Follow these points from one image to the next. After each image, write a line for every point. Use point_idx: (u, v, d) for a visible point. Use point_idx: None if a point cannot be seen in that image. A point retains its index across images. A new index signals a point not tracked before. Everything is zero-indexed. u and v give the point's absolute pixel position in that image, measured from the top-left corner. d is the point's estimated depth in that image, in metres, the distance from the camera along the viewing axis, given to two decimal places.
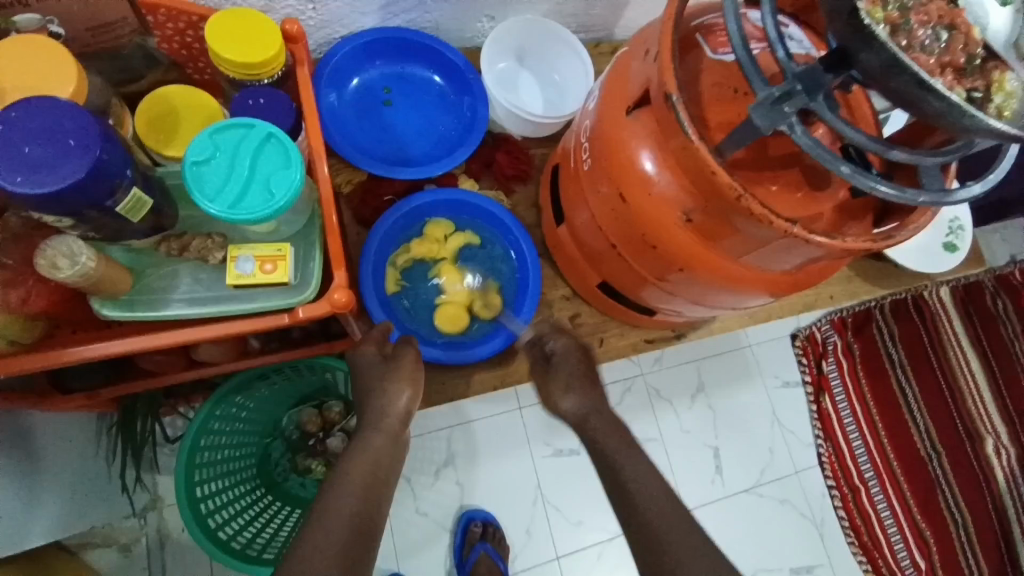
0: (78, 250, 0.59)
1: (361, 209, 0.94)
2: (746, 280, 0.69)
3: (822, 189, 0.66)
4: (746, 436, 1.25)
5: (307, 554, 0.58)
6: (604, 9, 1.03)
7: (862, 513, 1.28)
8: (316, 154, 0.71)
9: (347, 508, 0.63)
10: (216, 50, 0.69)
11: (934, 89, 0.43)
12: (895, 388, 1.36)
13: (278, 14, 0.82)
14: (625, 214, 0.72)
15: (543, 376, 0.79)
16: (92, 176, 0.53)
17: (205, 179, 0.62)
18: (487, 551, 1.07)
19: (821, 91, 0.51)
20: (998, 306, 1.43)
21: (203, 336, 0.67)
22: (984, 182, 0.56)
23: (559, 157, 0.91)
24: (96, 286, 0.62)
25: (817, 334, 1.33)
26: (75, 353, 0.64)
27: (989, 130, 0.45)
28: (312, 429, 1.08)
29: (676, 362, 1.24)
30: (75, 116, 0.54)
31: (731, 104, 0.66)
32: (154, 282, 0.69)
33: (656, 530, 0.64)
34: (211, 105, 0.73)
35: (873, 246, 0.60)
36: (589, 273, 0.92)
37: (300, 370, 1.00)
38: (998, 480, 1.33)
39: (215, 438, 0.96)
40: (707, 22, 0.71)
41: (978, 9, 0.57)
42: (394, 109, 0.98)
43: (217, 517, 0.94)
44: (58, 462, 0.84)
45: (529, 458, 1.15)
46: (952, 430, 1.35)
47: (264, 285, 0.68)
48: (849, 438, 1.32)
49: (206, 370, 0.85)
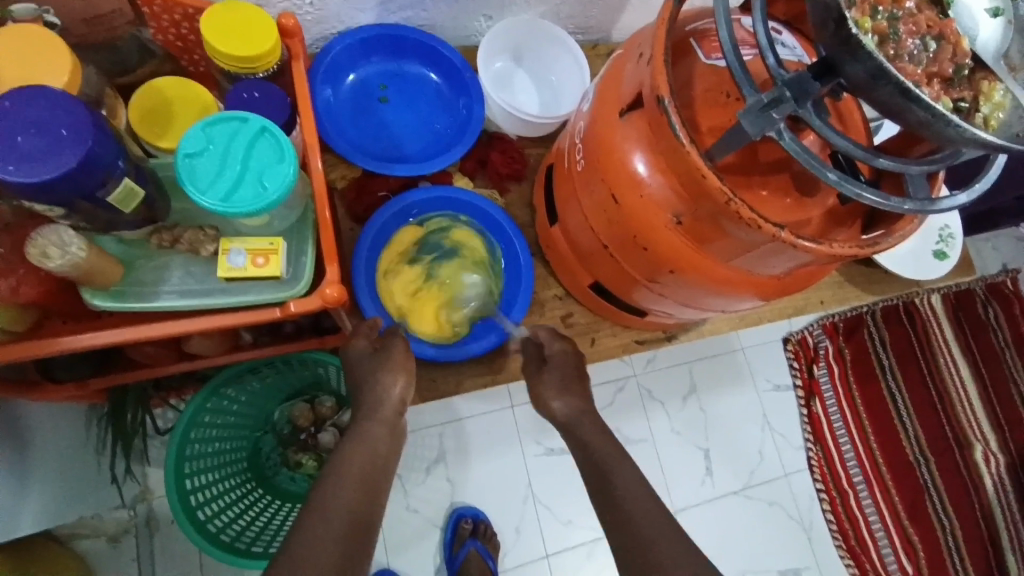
0: (69, 240, 0.59)
1: (355, 205, 0.95)
2: (735, 284, 0.70)
3: (810, 194, 0.67)
4: (736, 438, 1.26)
5: (306, 534, 0.59)
6: (601, 11, 1.04)
7: (850, 517, 1.29)
8: (310, 149, 0.71)
9: (343, 495, 0.64)
10: (211, 44, 0.69)
11: (919, 99, 0.44)
12: (884, 392, 1.37)
13: (275, 8, 0.82)
14: (617, 214, 0.72)
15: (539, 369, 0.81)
16: (84, 167, 0.54)
17: (197, 172, 0.62)
18: (477, 548, 1.07)
19: (809, 98, 0.51)
20: (988, 314, 1.44)
21: (192, 328, 0.67)
22: (971, 191, 0.56)
23: (553, 157, 0.92)
24: (86, 277, 0.62)
25: (809, 338, 1.34)
26: (67, 343, 0.64)
27: (973, 139, 0.45)
28: (303, 423, 1.07)
29: (668, 363, 1.25)
30: (69, 107, 0.54)
31: (723, 109, 0.66)
32: (145, 274, 0.69)
33: (650, 521, 0.64)
34: (204, 97, 0.73)
35: (860, 253, 0.61)
36: (581, 274, 0.92)
37: (292, 364, 1.01)
38: (986, 487, 1.35)
39: (206, 430, 0.96)
40: (700, 28, 0.71)
41: (968, 21, 0.58)
42: (390, 106, 0.98)
43: (207, 509, 0.95)
44: (48, 450, 0.84)
45: (521, 456, 1.16)
46: (940, 436, 1.37)
47: (255, 278, 0.68)
48: (838, 441, 1.33)
49: (196, 363, 0.85)
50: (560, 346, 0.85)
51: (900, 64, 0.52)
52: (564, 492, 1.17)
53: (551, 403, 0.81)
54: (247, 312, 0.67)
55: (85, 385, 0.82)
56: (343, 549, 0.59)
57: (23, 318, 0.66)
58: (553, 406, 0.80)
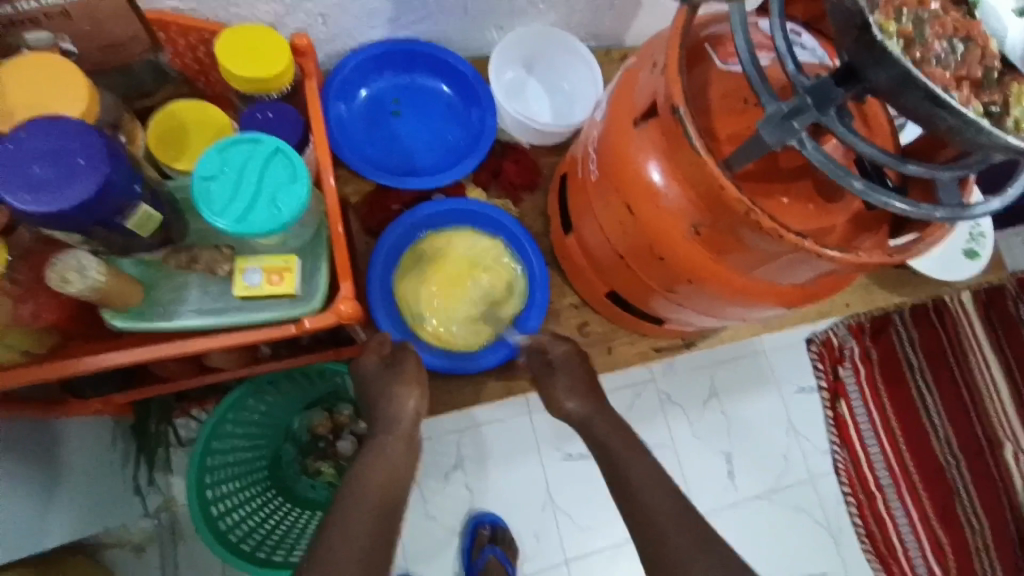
0: (87, 264, 0.60)
1: (368, 219, 0.95)
2: (757, 293, 0.68)
3: (835, 200, 0.65)
4: (759, 443, 1.23)
5: (325, 552, 0.59)
6: (613, 17, 1.02)
7: (878, 521, 1.25)
8: (323, 167, 0.72)
9: (363, 511, 0.64)
10: (226, 66, 0.70)
11: (949, 106, 0.42)
12: (913, 393, 1.33)
13: (287, 27, 0.83)
14: (633, 224, 0.71)
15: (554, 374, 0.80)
16: (99, 194, 0.54)
17: (211, 195, 0.63)
18: (496, 555, 1.07)
19: (832, 105, 0.49)
20: (1021, 311, 1.38)
21: (209, 346, 0.67)
22: (1004, 196, 0.53)
23: (567, 165, 0.91)
24: (106, 300, 0.63)
25: (833, 339, 1.30)
26: (88, 364, 0.65)
27: (1006, 145, 0.43)
28: (322, 431, 1.09)
29: (688, 367, 1.23)
30: (83, 136, 0.55)
31: (742, 117, 0.64)
32: (163, 294, 0.70)
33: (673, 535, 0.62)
34: (220, 119, 0.73)
35: (887, 260, 0.59)
36: (598, 283, 0.91)
37: (310, 375, 1.02)
38: (1020, 490, 1.29)
39: (227, 442, 0.98)
40: (715, 33, 0.70)
41: (996, 22, 0.55)
42: (402, 120, 0.98)
43: (228, 519, 0.96)
44: (79, 464, 0.86)
45: (539, 463, 1.15)
46: (971, 437, 1.32)
47: (272, 297, 0.69)
48: (865, 443, 1.29)
49: (216, 377, 0.86)
50: (563, 348, 0.86)
51: (927, 68, 0.50)
52: (584, 499, 1.16)
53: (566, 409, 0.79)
54: (264, 330, 0.68)
55: (111, 401, 0.83)
56: (364, 565, 0.58)
57: (44, 340, 0.67)
58: (567, 406, 0.82)
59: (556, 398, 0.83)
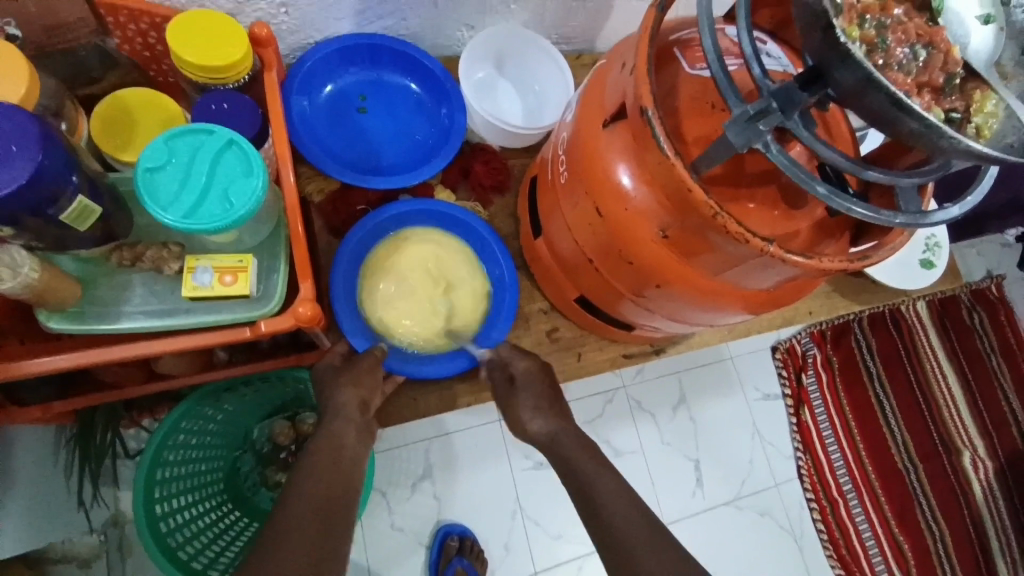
0: (20, 260, 0.56)
1: (332, 217, 0.92)
2: (722, 297, 0.68)
3: (798, 206, 0.65)
4: (725, 449, 1.24)
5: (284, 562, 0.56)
6: (586, 21, 1.03)
7: (840, 525, 1.27)
8: (282, 161, 0.69)
9: (323, 520, 0.61)
10: (178, 53, 0.66)
11: (911, 110, 0.42)
12: (873, 400, 1.36)
13: (248, 17, 0.80)
14: (603, 228, 0.70)
15: (527, 378, 0.79)
16: (33, 182, 0.50)
17: (158, 188, 0.59)
18: (464, 567, 1.04)
19: (796, 108, 0.50)
20: (974, 320, 1.44)
21: (157, 349, 0.63)
22: (963, 203, 0.55)
23: (537, 168, 0.90)
24: (40, 297, 0.59)
25: (797, 346, 1.33)
26: (20, 368, 0.60)
27: (965, 150, 0.44)
28: (283, 441, 1.04)
29: (657, 373, 1.23)
30: (16, 120, 0.51)
31: (709, 119, 0.65)
32: (106, 293, 0.65)
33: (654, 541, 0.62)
34: (170, 107, 0.70)
35: (850, 266, 0.59)
36: (567, 287, 0.90)
37: (271, 382, 0.97)
38: (975, 493, 1.34)
39: (181, 452, 0.92)
40: (684, 37, 0.70)
41: (959, 28, 0.57)
42: (369, 116, 0.95)
43: (179, 535, 0.89)
44: (20, 475, 0.80)
45: (508, 471, 1.13)
46: (929, 443, 1.36)
47: (224, 297, 0.65)
48: (827, 450, 1.31)
49: (166, 382, 0.81)
50: (526, 364, 0.82)
51: (890, 73, 0.51)
52: (553, 508, 1.14)
53: (535, 418, 0.77)
54: (215, 332, 0.64)
55: (52, 407, 0.77)
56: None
57: None
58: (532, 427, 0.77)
59: (521, 420, 0.78)
